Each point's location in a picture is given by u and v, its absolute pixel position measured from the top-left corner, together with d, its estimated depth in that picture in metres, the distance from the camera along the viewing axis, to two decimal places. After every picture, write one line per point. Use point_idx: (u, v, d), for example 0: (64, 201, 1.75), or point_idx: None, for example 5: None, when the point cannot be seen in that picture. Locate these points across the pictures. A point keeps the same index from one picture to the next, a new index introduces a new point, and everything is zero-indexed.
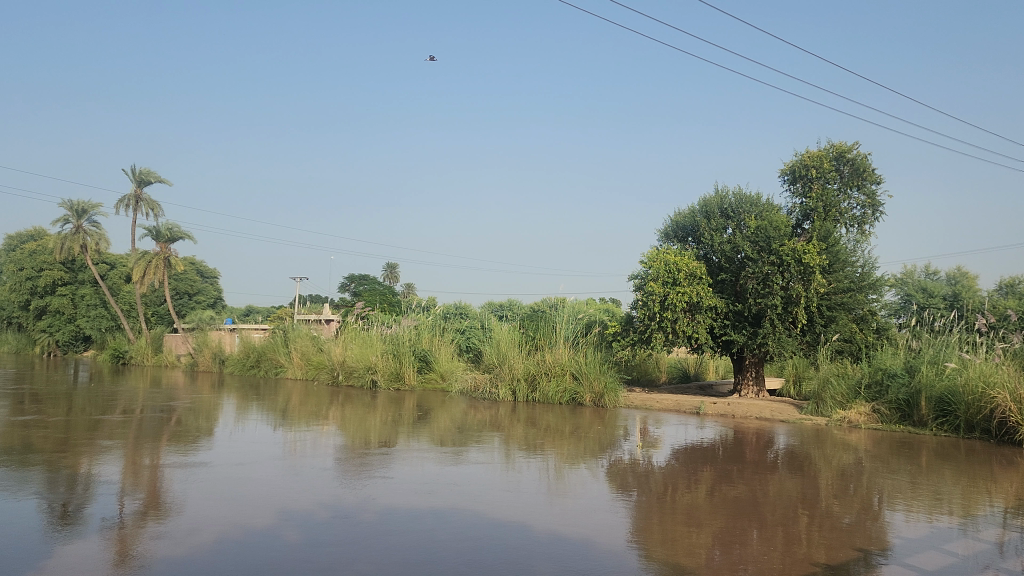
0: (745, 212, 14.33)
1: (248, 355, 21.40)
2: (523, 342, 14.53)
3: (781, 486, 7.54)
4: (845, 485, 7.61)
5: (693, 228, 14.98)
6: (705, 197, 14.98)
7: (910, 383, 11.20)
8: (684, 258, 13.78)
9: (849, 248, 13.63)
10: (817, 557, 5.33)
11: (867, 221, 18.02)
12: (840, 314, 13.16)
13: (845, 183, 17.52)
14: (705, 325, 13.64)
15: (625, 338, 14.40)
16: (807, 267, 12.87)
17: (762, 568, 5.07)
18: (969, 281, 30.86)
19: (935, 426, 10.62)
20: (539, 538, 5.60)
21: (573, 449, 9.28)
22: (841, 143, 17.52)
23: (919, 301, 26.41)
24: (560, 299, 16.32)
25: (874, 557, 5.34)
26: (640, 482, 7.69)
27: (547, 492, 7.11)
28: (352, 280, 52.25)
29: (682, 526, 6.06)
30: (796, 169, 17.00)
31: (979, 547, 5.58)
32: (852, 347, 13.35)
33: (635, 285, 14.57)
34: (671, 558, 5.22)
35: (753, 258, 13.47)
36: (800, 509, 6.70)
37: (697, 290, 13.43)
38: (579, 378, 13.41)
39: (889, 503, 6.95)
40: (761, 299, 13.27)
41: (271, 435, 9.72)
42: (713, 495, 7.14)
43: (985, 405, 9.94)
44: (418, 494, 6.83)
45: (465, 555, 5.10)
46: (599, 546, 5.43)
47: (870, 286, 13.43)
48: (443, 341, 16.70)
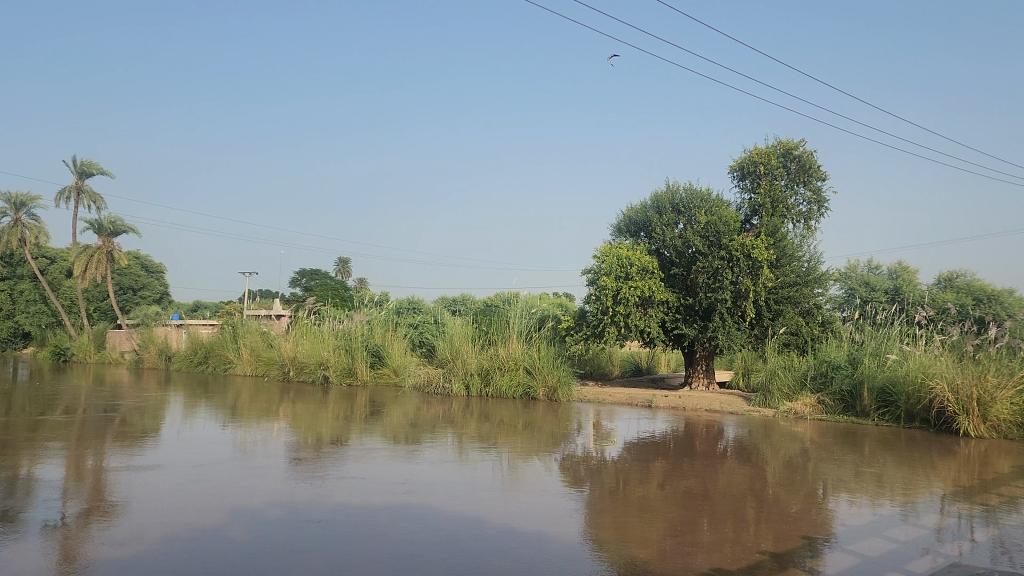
0: (696, 208, 14.59)
1: (196, 352, 21.00)
2: (477, 336, 14.53)
3: (730, 477, 7.67)
4: (792, 474, 7.80)
5: (645, 223, 15.15)
6: (656, 192, 15.19)
7: (854, 374, 11.53)
8: (636, 253, 13.91)
9: (796, 243, 13.93)
10: (765, 545, 5.46)
11: (813, 216, 18.42)
12: (787, 307, 13.42)
13: (792, 179, 17.86)
14: (657, 319, 13.81)
15: (578, 333, 14.51)
16: (755, 262, 13.12)
17: (713, 557, 5.17)
18: (909, 274, 31.84)
19: (877, 416, 10.93)
20: (495, 532, 5.62)
21: (526, 443, 9.35)
22: (789, 140, 17.84)
23: (861, 295, 27.11)
24: (513, 294, 16.35)
25: (819, 545, 5.48)
26: (593, 475, 7.76)
27: (502, 486, 7.14)
28: (303, 274, 51.64)
29: (634, 518, 6.13)
30: (745, 165, 17.26)
31: (919, 533, 5.76)
32: (798, 340, 13.59)
33: (588, 280, 14.67)
34: (623, 550, 5.29)
35: (704, 252, 13.67)
36: (749, 499, 6.83)
37: (649, 285, 13.59)
38: (532, 373, 13.49)
39: (834, 491, 7.14)
40: (711, 293, 13.49)
41: (221, 433, 9.58)
42: (664, 487, 7.25)
43: (924, 395, 10.26)
44: (371, 491, 6.80)
45: (418, 550, 5.09)
46: (553, 540, 5.47)
47: (815, 281, 13.74)
48: (396, 336, 16.63)
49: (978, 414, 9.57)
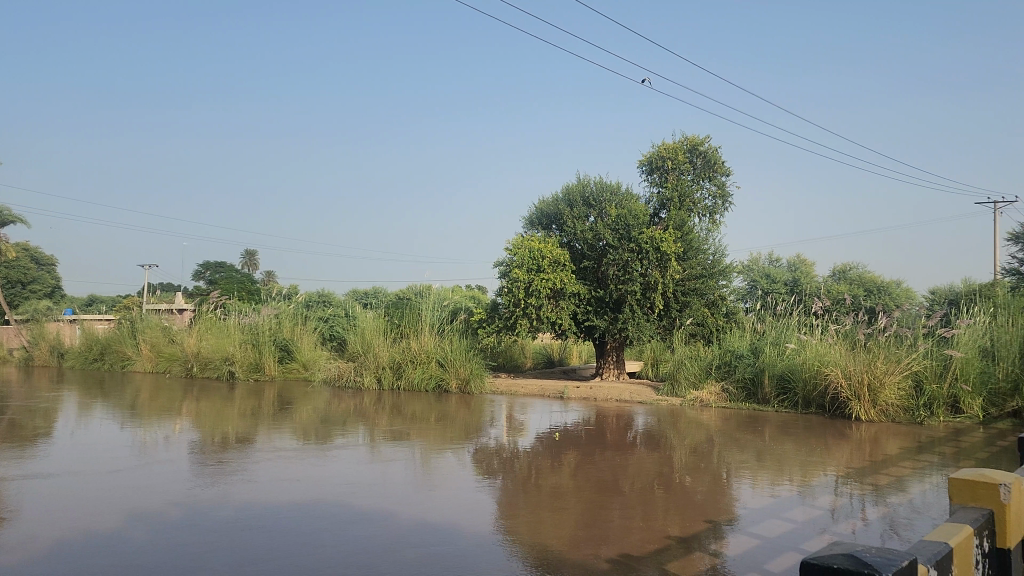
0: (606, 201, 14.84)
1: (91, 349, 20.03)
2: (389, 329, 14.37)
3: (639, 464, 7.85)
4: (697, 460, 8.04)
5: (556, 216, 15.30)
6: (567, 185, 15.37)
7: (756, 363, 11.95)
8: (548, 245, 14.04)
9: (701, 236, 14.35)
10: (671, 530, 5.61)
11: (718, 211, 18.99)
12: (694, 299, 13.80)
13: (698, 174, 18.37)
14: (568, 311, 13.98)
15: (490, 325, 14.53)
16: (663, 254, 13.45)
17: (620, 544, 5.28)
18: (806, 267, 33.38)
19: (777, 403, 11.38)
20: (405, 527, 5.60)
21: (438, 436, 9.33)
22: (695, 136, 18.32)
23: (763, 287, 28.18)
24: (426, 286, 16.26)
25: (722, 527, 5.67)
26: (505, 466, 7.80)
27: (412, 481, 7.09)
28: (208, 266, 50.04)
29: (545, 509, 6.19)
30: (653, 160, 17.61)
31: (815, 513, 6.03)
32: (703, 330, 13.99)
33: (500, 272, 14.72)
34: (535, 540, 5.35)
35: (614, 245, 13.90)
36: (657, 485, 7.00)
37: (560, 277, 13.74)
38: (444, 365, 13.45)
39: (737, 476, 7.40)
40: (621, 285, 13.75)
41: (118, 433, 9.18)
42: (575, 476, 7.37)
43: (820, 382, 10.77)
44: (279, 488, 6.64)
45: (325, 548, 5.01)
46: (465, 532, 5.49)
47: (720, 273, 14.18)
48: (305, 330, 16.30)
49: (869, 399, 10.10)
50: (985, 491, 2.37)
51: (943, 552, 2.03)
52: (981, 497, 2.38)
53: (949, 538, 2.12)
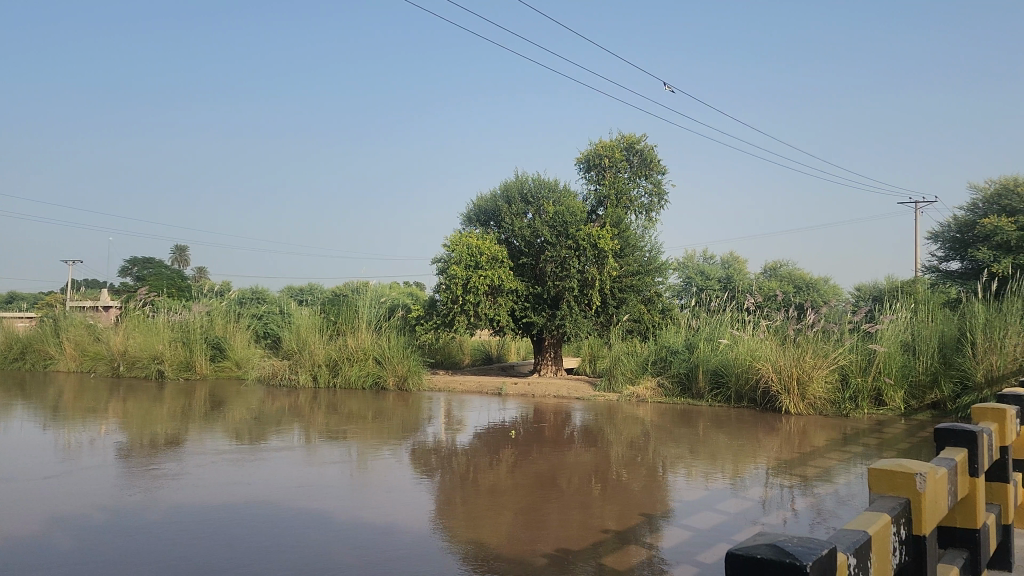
0: (543, 198, 14.93)
1: (11, 348, 19.22)
2: (325, 326, 14.17)
3: (576, 460, 7.92)
4: (633, 455, 8.15)
5: (494, 212, 15.31)
6: (505, 181, 15.40)
7: (690, 358, 12.18)
8: (486, 242, 14.02)
9: (638, 234, 14.56)
10: (608, 524, 5.68)
11: (654, 209, 19.28)
12: (630, 296, 13.98)
13: (634, 172, 18.60)
14: (506, 307, 14.01)
15: (428, 322, 14.47)
16: (601, 251, 13.61)
17: (558, 538, 5.32)
18: (738, 264, 34.21)
19: (711, 397, 11.62)
20: (341, 526, 5.55)
21: (375, 434, 9.25)
22: (631, 134, 18.55)
23: (698, 283, 28.80)
24: (363, 283, 16.08)
25: (657, 520, 5.76)
26: (443, 463, 7.79)
27: (348, 479, 7.02)
28: (135, 262, 48.54)
29: (483, 505, 6.18)
30: (590, 158, 17.80)
31: (746, 505, 6.18)
32: (640, 326, 14.18)
33: (438, 268, 14.66)
34: (473, 536, 5.35)
35: (552, 242, 13.97)
36: (594, 480, 7.07)
37: (498, 273, 13.76)
38: (381, 362, 13.35)
39: (671, 469, 7.53)
40: (559, 282, 13.84)
41: (39, 435, 8.85)
42: (514, 472, 7.40)
43: (752, 376, 11.06)
44: (210, 490, 6.49)
45: (259, 550, 4.92)
46: (402, 530, 5.47)
47: (656, 270, 14.42)
48: (238, 328, 15.99)
49: (797, 392, 10.43)
50: (902, 481, 2.45)
51: (862, 540, 2.10)
52: (898, 486, 2.46)
53: (868, 526, 2.19)
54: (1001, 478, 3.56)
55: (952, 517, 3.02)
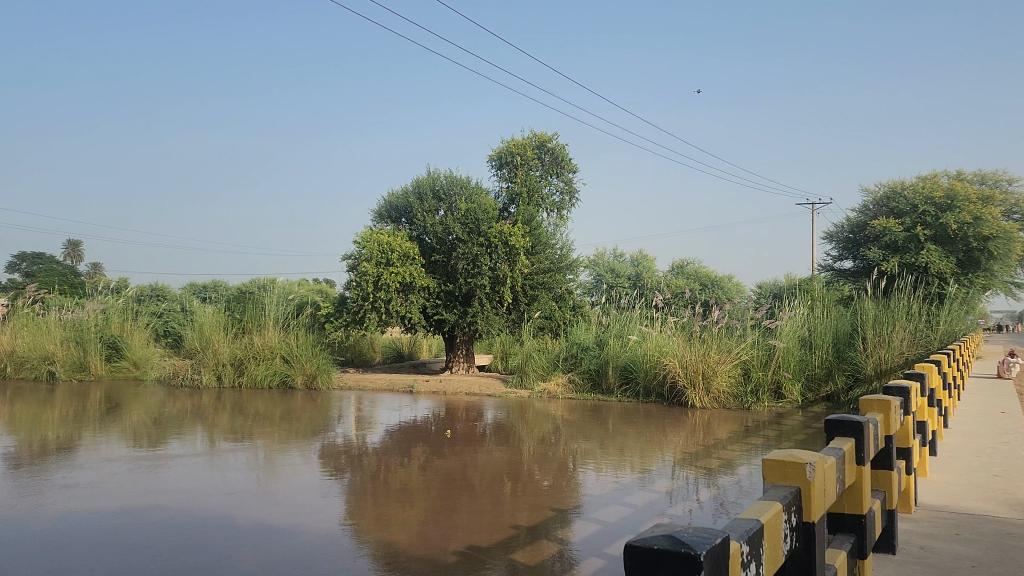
0: (456, 195, 14.91)
1: None
2: (230, 324, 13.74)
3: (487, 457, 7.92)
4: (544, 451, 8.22)
5: (405, 209, 15.17)
6: (417, 178, 15.28)
7: (600, 354, 12.38)
8: (397, 239, 13.87)
9: (549, 232, 14.72)
10: (519, 519, 5.72)
11: (565, 207, 19.49)
12: (541, 293, 14.11)
13: (546, 170, 18.76)
14: (418, 305, 13.91)
15: (338, 319, 14.25)
16: (512, 248, 13.70)
17: (469, 535, 5.34)
18: (648, 262, 35.05)
19: (620, 392, 11.84)
20: (245, 529, 5.42)
21: (283, 434, 9.05)
22: (543, 133, 18.67)
23: (608, 281, 29.39)
24: (270, 279, 15.69)
25: (567, 515, 5.83)
26: (352, 463, 7.68)
27: (255, 482, 6.84)
28: (25, 258, 46.00)
29: (392, 505, 6.13)
30: (502, 156, 17.86)
31: (653, 497, 6.32)
32: (551, 324, 14.15)
33: (349, 265, 14.44)
34: (383, 536, 5.30)
35: (463, 239, 13.93)
36: (505, 477, 7.10)
37: (410, 271, 13.65)
38: (289, 361, 13.06)
39: (582, 464, 7.63)
40: (470, 279, 13.84)
41: None
42: (425, 470, 7.37)
43: (659, 372, 11.33)
44: (107, 496, 6.22)
45: (158, 556, 4.76)
46: (310, 531, 5.38)
47: (567, 267, 14.61)
48: (137, 327, 15.55)
49: (703, 386, 10.75)
50: (794, 471, 2.54)
51: (754, 528, 2.16)
52: (791, 476, 2.54)
53: (760, 515, 2.26)
54: (887, 465, 3.75)
55: (841, 504, 3.16)
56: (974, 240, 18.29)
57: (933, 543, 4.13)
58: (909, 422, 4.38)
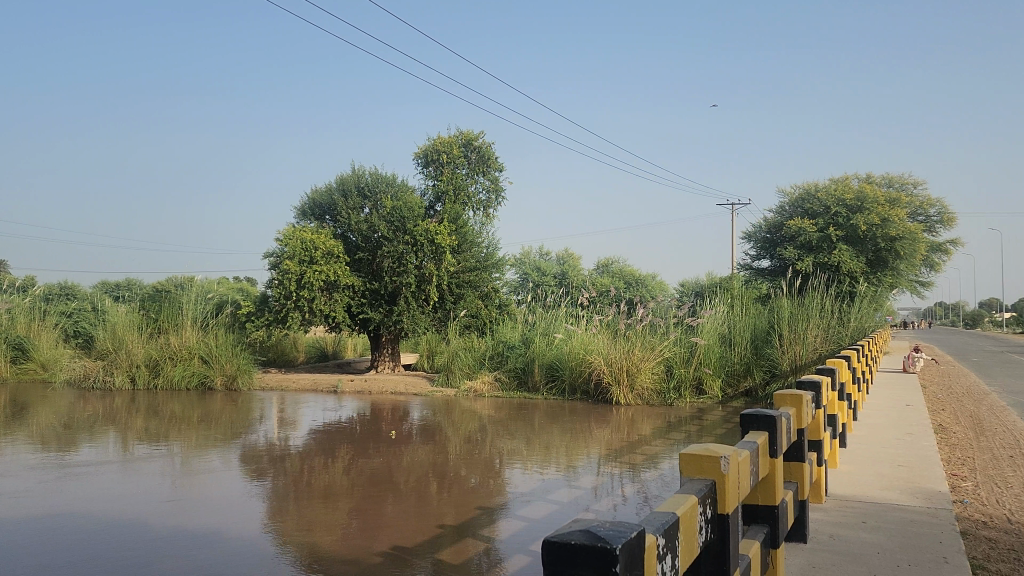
0: (381, 192, 14.76)
1: None
2: (145, 324, 13.28)
3: (413, 456, 7.88)
4: (470, 449, 8.21)
5: (329, 206, 14.94)
6: (342, 174, 15.06)
7: (526, 353, 12.44)
8: (320, 236, 13.63)
9: (475, 230, 14.72)
10: (445, 518, 5.71)
11: (491, 205, 19.52)
12: (468, 292, 14.09)
13: (472, 169, 18.75)
14: (342, 303, 13.70)
15: (259, 318, 13.94)
16: (438, 247, 13.66)
17: (394, 535, 5.30)
18: (573, 260, 35.43)
19: (546, 390, 11.93)
20: (163, 533, 5.28)
21: (201, 437, 8.82)
22: (469, 131, 18.65)
23: (534, 280, 29.59)
24: (187, 278, 15.24)
25: (493, 513, 5.84)
26: (275, 465, 7.53)
27: (172, 486, 6.64)
28: None
29: (316, 506, 6.04)
30: (429, 153, 17.77)
31: (578, 493, 6.39)
32: (477, 322, 14.06)
33: (270, 263, 14.14)
34: (307, 538, 5.22)
35: (389, 237, 13.82)
36: (431, 476, 7.06)
37: (334, 269, 13.44)
38: (208, 361, 12.72)
39: (508, 462, 7.64)
40: (396, 277, 13.74)
41: None
42: (350, 471, 7.28)
43: (585, 369, 11.46)
44: (11, 504, 5.94)
45: (69, 563, 4.60)
46: (230, 534, 5.27)
47: (493, 266, 14.64)
48: (45, 327, 14.87)
49: (627, 384, 10.90)
50: (709, 464, 2.60)
51: (670, 521, 2.21)
52: (706, 469, 2.60)
53: (676, 508, 2.31)
54: (798, 458, 3.88)
55: (755, 496, 3.25)
56: (883, 240, 19.10)
57: (841, 531, 4.30)
58: (820, 416, 4.54)
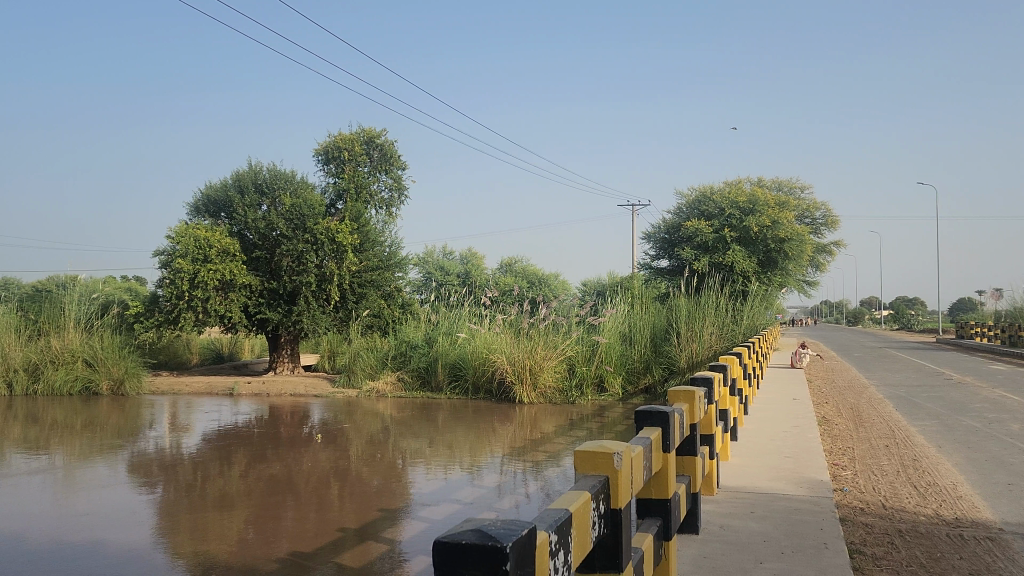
0: (279, 189, 14.39)
1: None
2: (23, 326, 12.52)
3: (313, 460, 7.70)
4: (371, 451, 8.09)
5: (224, 203, 14.48)
6: (238, 170, 14.61)
7: (429, 352, 12.39)
8: (215, 234, 13.21)
9: (377, 229, 14.56)
10: (346, 522, 5.61)
11: (394, 203, 19.33)
12: (370, 291, 13.90)
13: (374, 166, 18.56)
14: (239, 303, 13.27)
15: (149, 319, 13.35)
16: (339, 245, 13.44)
17: (293, 541, 5.17)
18: (477, 260, 35.50)
19: (449, 389, 11.91)
20: (43, 548, 4.98)
21: (84, 444, 8.37)
22: (371, 128, 18.38)
23: (437, 279, 29.44)
24: (70, 277, 14.44)
25: (395, 515, 5.78)
26: (166, 473, 7.23)
27: (52, 498, 6.27)
28: None
29: (210, 514, 5.83)
30: (329, 150, 17.47)
31: (481, 493, 6.38)
32: (380, 322, 13.92)
33: (161, 261, 13.58)
34: (202, 547, 5.03)
35: (288, 235, 13.52)
36: (331, 479, 6.93)
37: (230, 268, 13.02)
38: (93, 365, 12.10)
39: (411, 463, 7.56)
40: (296, 276, 13.46)
41: None
42: (246, 476, 7.07)
43: (488, 369, 11.49)
44: None
45: None
46: (118, 547, 5.02)
47: (396, 265, 14.50)
48: None
49: (530, 382, 10.99)
50: (603, 461, 2.62)
51: (563, 518, 2.22)
52: (600, 466, 2.63)
53: (570, 504, 2.33)
54: (691, 451, 3.98)
55: (648, 489, 3.31)
56: (773, 241, 19.94)
57: (731, 521, 4.46)
58: (712, 411, 4.69)
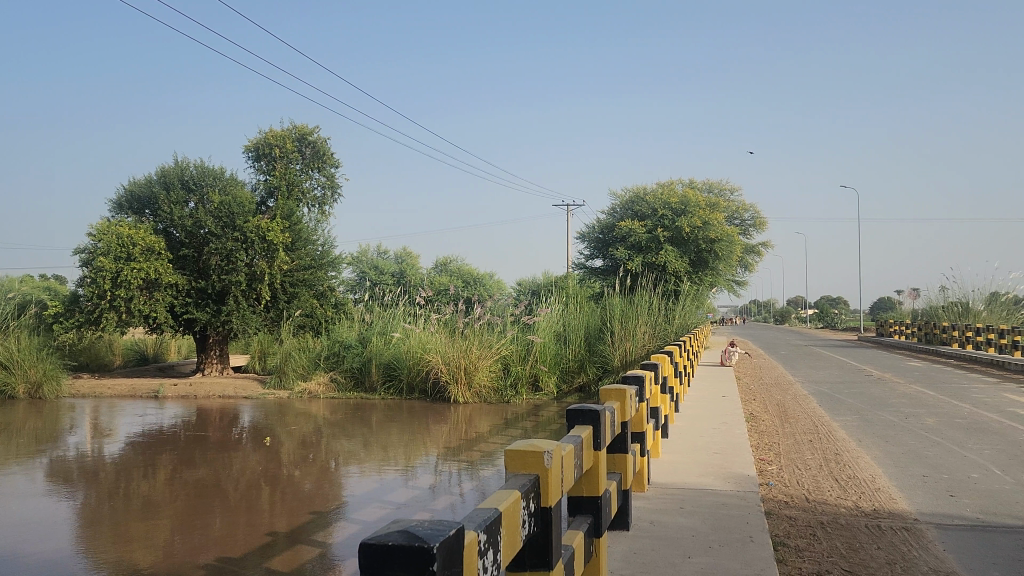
0: (207, 186, 14.04)
1: None
2: None
3: (242, 463, 7.53)
4: (303, 453, 7.94)
5: (149, 199, 14.05)
6: (163, 166, 14.17)
7: (363, 353, 12.27)
8: (139, 232, 12.81)
9: (310, 227, 14.31)
10: (276, 525, 5.50)
11: (327, 202, 19.05)
12: (302, 290, 13.69)
13: (306, 164, 18.30)
14: (164, 303, 12.88)
15: (69, 320, 12.85)
16: (270, 244, 13.18)
17: (221, 546, 5.05)
18: (412, 259, 35.30)
19: (383, 390, 11.80)
20: None
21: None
22: (303, 125, 18.06)
23: (372, 279, 29.14)
24: None
25: (327, 517, 5.69)
26: (86, 479, 6.95)
27: None
28: None
29: (134, 521, 5.65)
30: (259, 147, 17.10)
31: (415, 493, 6.34)
32: (313, 321, 13.73)
33: (81, 260, 13.10)
34: (125, 555, 4.87)
35: (216, 233, 13.18)
36: (261, 483, 6.79)
37: (155, 266, 12.63)
38: (8, 367, 11.58)
39: (343, 465, 7.46)
40: (224, 275, 13.13)
41: None
42: (171, 481, 6.86)
43: (422, 368, 11.43)
44: None
45: None
46: (37, 557, 4.82)
47: (328, 264, 14.30)
48: None
49: (465, 381, 10.96)
50: (533, 459, 2.62)
51: (492, 517, 2.22)
52: (530, 464, 2.63)
53: (500, 503, 2.33)
54: (622, 449, 4.03)
55: (579, 487, 3.33)
56: (704, 241, 20.35)
57: (660, 517, 4.52)
58: (643, 409, 4.75)
